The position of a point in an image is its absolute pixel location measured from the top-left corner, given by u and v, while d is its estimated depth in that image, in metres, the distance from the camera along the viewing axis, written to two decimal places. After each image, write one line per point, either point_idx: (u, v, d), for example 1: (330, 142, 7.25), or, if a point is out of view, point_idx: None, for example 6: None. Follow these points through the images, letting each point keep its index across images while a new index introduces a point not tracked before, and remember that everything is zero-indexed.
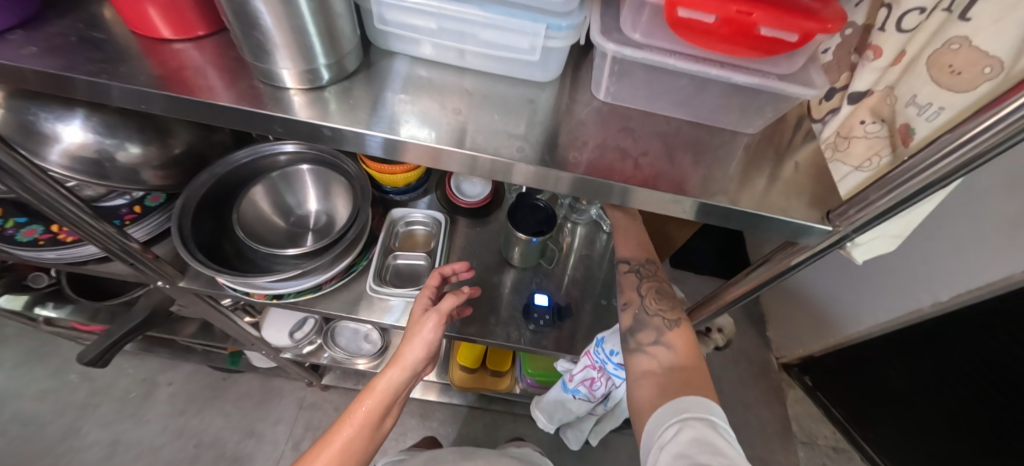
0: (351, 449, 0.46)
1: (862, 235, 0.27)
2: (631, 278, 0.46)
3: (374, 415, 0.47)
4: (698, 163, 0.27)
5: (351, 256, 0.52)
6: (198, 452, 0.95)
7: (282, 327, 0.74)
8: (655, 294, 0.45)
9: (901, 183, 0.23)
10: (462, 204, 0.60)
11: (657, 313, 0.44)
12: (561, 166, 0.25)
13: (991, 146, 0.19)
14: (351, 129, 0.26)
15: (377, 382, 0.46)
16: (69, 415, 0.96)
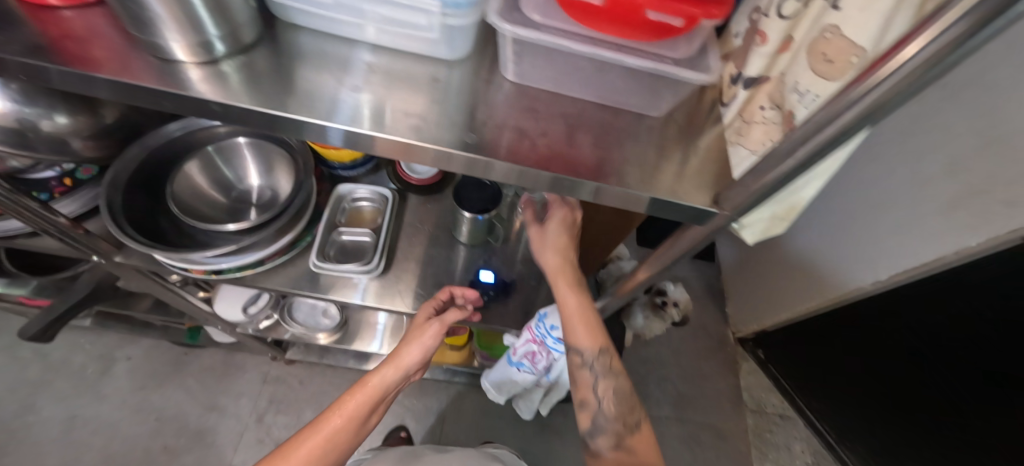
0: (336, 438, 0.47)
1: (746, 216, 0.28)
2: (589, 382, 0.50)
3: (364, 408, 0.49)
4: (599, 145, 0.28)
5: (294, 231, 0.51)
6: (160, 425, 0.95)
7: (235, 302, 0.72)
8: (613, 396, 0.49)
9: (772, 170, 0.24)
10: (413, 181, 0.60)
11: (619, 419, 0.49)
12: (457, 147, 0.26)
13: (838, 135, 0.20)
14: (315, 122, 0.25)
15: (372, 377, 0.50)
16: (23, 391, 0.95)
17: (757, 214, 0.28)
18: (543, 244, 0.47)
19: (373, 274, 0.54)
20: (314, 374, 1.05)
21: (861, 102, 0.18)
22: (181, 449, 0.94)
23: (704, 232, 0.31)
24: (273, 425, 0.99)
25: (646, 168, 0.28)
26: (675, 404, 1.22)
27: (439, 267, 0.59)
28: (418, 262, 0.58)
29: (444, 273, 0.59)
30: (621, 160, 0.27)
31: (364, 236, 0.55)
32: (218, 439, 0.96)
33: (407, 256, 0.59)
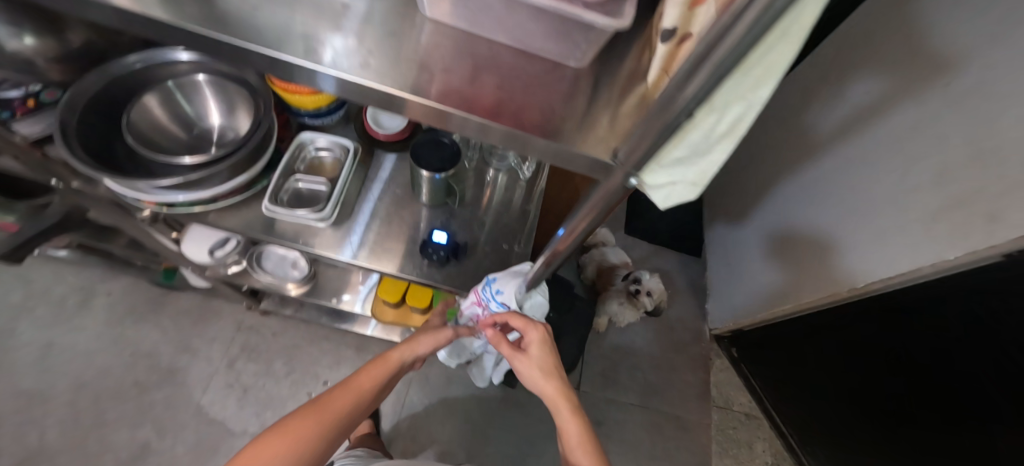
0: (360, 399, 0.55)
1: (645, 170, 0.27)
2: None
3: (384, 379, 0.58)
4: (501, 85, 0.28)
5: (249, 173, 0.52)
6: (133, 361, 0.98)
7: (202, 244, 0.73)
8: None
9: (655, 123, 0.22)
10: (380, 136, 0.60)
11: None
12: (352, 74, 0.25)
13: (707, 84, 0.18)
14: (307, 66, 0.25)
15: (395, 354, 0.60)
16: (6, 314, 0.99)
17: (659, 173, 0.27)
18: (530, 379, 0.52)
19: (326, 222, 0.55)
20: (288, 327, 1.07)
21: (720, 41, 0.16)
22: (152, 384, 0.97)
23: (608, 188, 0.30)
24: (243, 372, 1.02)
25: (549, 113, 0.28)
26: (641, 393, 1.23)
27: (406, 224, 0.60)
28: (372, 217, 0.59)
29: (407, 233, 0.60)
30: (522, 102, 0.27)
31: (321, 185, 0.55)
32: (189, 379, 0.99)
33: (366, 212, 0.59)
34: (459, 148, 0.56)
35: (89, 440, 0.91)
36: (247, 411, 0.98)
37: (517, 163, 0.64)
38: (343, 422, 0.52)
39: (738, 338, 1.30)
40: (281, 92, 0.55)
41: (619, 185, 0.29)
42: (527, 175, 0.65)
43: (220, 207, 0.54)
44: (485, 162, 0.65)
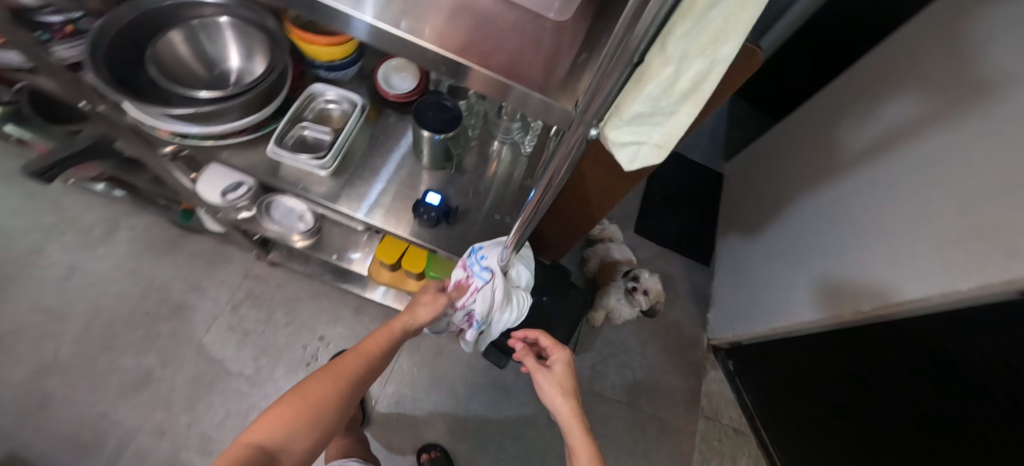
0: (366, 370, 0.52)
1: (606, 124, 0.27)
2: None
3: (387, 351, 0.55)
4: (476, 27, 0.29)
5: (259, 115, 0.55)
6: (146, 292, 1.04)
7: (215, 185, 0.75)
8: None
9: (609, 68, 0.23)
10: (391, 96, 0.61)
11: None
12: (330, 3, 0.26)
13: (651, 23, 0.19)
14: (343, 12, 0.26)
15: (398, 321, 0.57)
16: (39, 234, 1.06)
17: (621, 131, 0.27)
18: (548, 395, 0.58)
19: (328, 171, 0.56)
20: (292, 280, 1.11)
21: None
22: (161, 317, 1.03)
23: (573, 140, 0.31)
24: (245, 316, 1.06)
25: (517, 59, 0.29)
26: (629, 391, 1.23)
27: (407, 186, 0.63)
28: (374, 173, 0.62)
29: (406, 194, 0.62)
30: (494, 44, 0.29)
31: (326, 135, 0.57)
32: (195, 316, 1.04)
33: (370, 169, 0.62)
34: (460, 113, 0.57)
35: (100, 360, 0.97)
36: (245, 353, 1.03)
37: (520, 136, 0.64)
38: (351, 393, 0.49)
39: (735, 350, 1.27)
40: (299, 41, 0.55)
41: (582, 137, 0.30)
42: (529, 149, 0.65)
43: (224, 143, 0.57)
44: (490, 132, 0.66)
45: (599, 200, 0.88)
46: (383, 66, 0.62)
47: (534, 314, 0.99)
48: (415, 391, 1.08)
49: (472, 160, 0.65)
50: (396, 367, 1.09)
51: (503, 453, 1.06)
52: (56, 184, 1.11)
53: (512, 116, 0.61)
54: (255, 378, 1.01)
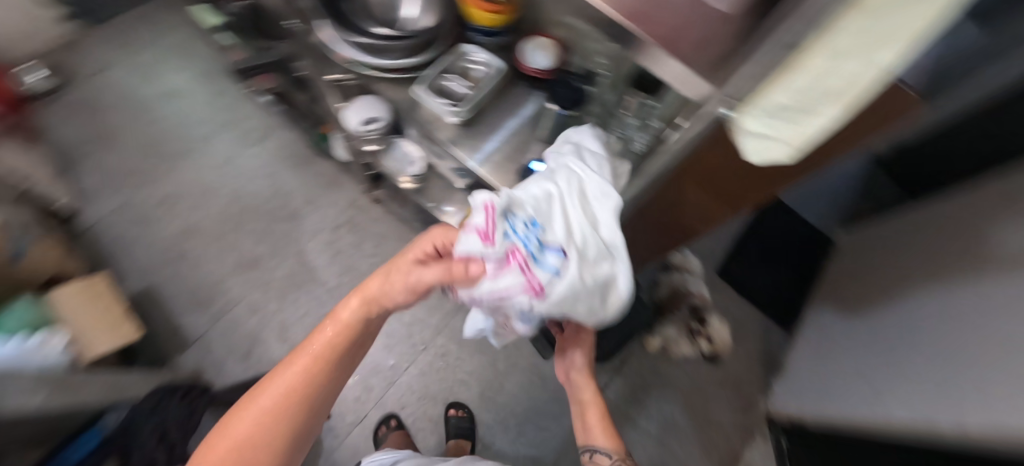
0: (301, 380, 0.47)
1: (744, 105, 0.34)
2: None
3: (331, 351, 0.48)
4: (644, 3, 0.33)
5: (420, 59, 0.64)
6: (275, 193, 1.23)
7: (357, 115, 0.87)
8: None
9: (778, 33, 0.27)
10: (526, 70, 0.66)
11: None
12: None
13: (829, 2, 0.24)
14: None
15: (343, 314, 0.50)
16: (215, 125, 1.29)
17: (758, 121, 0.34)
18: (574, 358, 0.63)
19: (458, 119, 0.63)
20: (386, 218, 1.24)
21: None
22: (280, 217, 1.21)
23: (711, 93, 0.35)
24: (342, 237, 1.21)
25: (669, 34, 0.32)
26: (662, 428, 1.18)
27: (519, 152, 0.67)
28: (494, 133, 0.68)
29: (515, 158, 0.67)
30: (652, 16, 0.32)
31: (463, 89, 0.64)
32: (305, 224, 1.21)
33: (490, 126, 0.68)
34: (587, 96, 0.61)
35: (229, 236, 1.18)
36: (333, 268, 1.17)
37: (635, 134, 0.62)
38: (299, 407, 0.46)
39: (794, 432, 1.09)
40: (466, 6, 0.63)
41: (716, 112, 0.37)
42: (638, 149, 0.63)
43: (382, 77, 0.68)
44: (608, 123, 0.65)
45: (699, 222, 0.85)
46: (528, 40, 0.67)
47: None
48: (460, 350, 1.14)
49: None
50: (450, 324, 1.16)
51: (522, 437, 1.08)
52: (237, 89, 1.35)
53: (633, 110, 0.59)
54: (334, 291, 1.15)
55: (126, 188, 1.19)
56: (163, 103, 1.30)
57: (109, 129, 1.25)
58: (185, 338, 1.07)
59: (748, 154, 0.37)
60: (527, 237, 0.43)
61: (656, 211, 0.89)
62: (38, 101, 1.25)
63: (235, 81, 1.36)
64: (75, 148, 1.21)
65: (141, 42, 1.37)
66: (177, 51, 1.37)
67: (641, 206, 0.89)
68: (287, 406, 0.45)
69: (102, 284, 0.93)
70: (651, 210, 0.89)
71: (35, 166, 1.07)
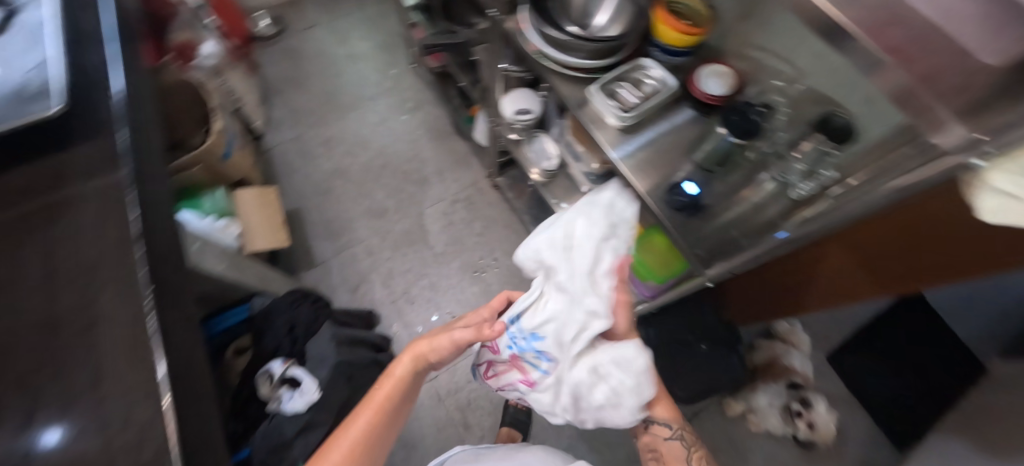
0: (373, 414, 0.56)
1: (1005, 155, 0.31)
2: (677, 449, 0.61)
3: (390, 401, 0.57)
4: None
5: (597, 63, 0.68)
6: (412, 159, 1.38)
7: (513, 105, 0.96)
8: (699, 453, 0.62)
9: None
10: (695, 93, 0.67)
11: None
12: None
13: None
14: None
15: (398, 369, 0.60)
16: (381, 89, 1.48)
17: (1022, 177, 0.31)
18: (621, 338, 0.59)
19: (619, 124, 0.66)
20: (501, 205, 1.31)
21: None
22: (411, 179, 1.35)
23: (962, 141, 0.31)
24: (458, 211, 1.31)
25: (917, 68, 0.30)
26: None
27: (670, 167, 0.67)
28: (647, 144, 0.68)
29: (666, 172, 0.66)
30: None
31: (633, 98, 0.67)
32: (429, 191, 1.33)
33: (648, 134, 0.69)
34: (759, 129, 0.60)
35: (367, 185, 1.34)
36: (442, 236, 1.27)
37: (796, 181, 0.62)
38: (376, 440, 0.55)
39: None
40: (657, 21, 0.66)
41: (955, 164, 0.34)
42: (798, 195, 0.61)
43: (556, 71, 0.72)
44: (765, 166, 0.67)
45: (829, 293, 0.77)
46: (705, 66, 0.68)
47: (686, 358, 0.93)
48: None
49: (737, 177, 0.67)
50: None
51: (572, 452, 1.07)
52: (405, 63, 1.53)
53: (801, 154, 0.61)
54: (439, 257, 1.25)
55: (302, 125, 1.42)
56: (347, 62, 1.52)
57: (303, 75, 1.49)
58: (313, 259, 1.23)
59: (987, 214, 0.35)
60: (524, 346, 0.59)
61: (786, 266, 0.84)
62: (260, 41, 1.54)
63: (406, 56, 1.54)
64: (276, 84, 1.47)
65: (344, 11, 1.62)
66: (368, 23, 1.60)
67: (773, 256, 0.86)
68: (367, 436, 0.54)
69: (272, 194, 1.11)
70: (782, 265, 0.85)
71: (249, 91, 1.32)
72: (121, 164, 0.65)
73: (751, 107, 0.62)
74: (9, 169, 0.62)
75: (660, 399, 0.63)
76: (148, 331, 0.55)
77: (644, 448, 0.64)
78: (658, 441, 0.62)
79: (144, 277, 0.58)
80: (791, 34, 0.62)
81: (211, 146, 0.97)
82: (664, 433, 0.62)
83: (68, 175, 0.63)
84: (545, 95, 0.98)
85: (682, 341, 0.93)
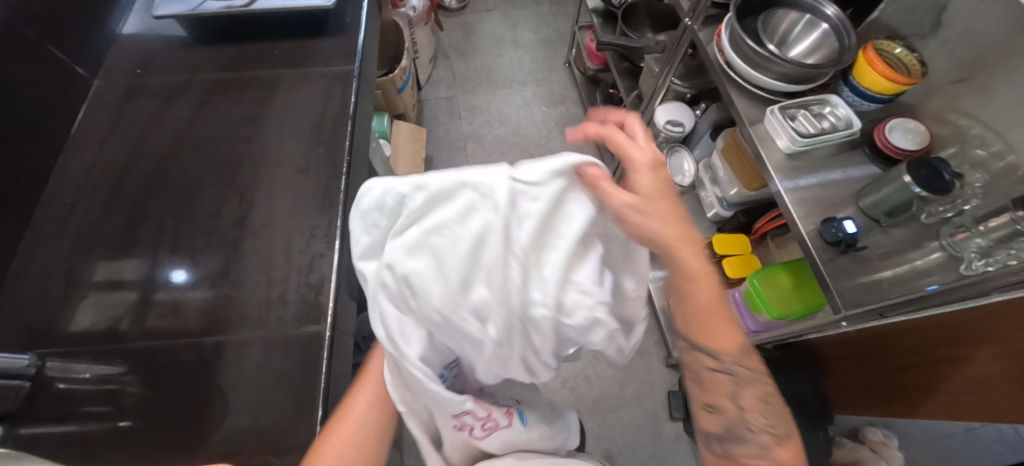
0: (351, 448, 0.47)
1: None
2: (727, 383, 0.41)
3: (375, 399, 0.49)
4: None
5: (782, 85, 0.70)
6: (540, 145, 1.47)
7: (666, 115, 1.00)
8: (761, 407, 0.42)
9: None
10: (879, 141, 0.66)
11: (763, 429, 0.41)
12: None
13: None
14: None
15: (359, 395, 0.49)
16: (532, 78, 1.60)
17: None
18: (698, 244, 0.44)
19: (789, 146, 0.67)
20: None
21: None
22: None
23: None
24: None
25: None
26: None
27: (830, 206, 0.66)
28: (810, 175, 0.68)
29: (828, 209, 0.66)
30: None
31: (810, 127, 0.67)
32: None
33: (817, 168, 0.68)
34: (949, 189, 0.57)
35: (494, 154, 1.45)
36: None
37: (971, 256, 0.57)
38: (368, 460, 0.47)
39: None
40: (859, 62, 0.66)
41: None
42: (970, 270, 0.55)
43: (735, 83, 0.75)
44: (936, 232, 0.62)
45: (962, 395, 0.71)
46: (899, 119, 0.67)
47: None
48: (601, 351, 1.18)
49: (903, 233, 0.63)
50: None
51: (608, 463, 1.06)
52: (560, 61, 1.65)
53: (987, 229, 0.55)
54: None
55: (454, 88, 1.58)
56: (510, 47, 1.67)
57: (470, 47, 1.66)
58: None
59: None
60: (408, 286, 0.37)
61: (916, 343, 0.79)
62: (445, 12, 1.74)
63: (563, 56, 1.66)
64: (444, 48, 1.66)
65: (522, 4, 1.79)
66: (539, 19, 1.75)
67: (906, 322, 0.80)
68: (371, 425, 0.48)
69: (422, 134, 1.25)
70: (910, 340, 0.80)
71: (427, 47, 1.50)
72: (353, 60, 0.79)
73: (945, 167, 0.59)
74: (277, 44, 0.80)
75: (716, 310, 0.40)
76: (339, 187, 0.67)
77: (683, 377, 0.44)
78: (698, 368, 0.42)
79: (346, 147, 0.70)
80: (1015, 108, 0.58)
81: (394, 77, 1.12)
82: (710, 365, 0.41)
83: (315, 59, 0.79)
84: (700, 115, 1.02)
85: None
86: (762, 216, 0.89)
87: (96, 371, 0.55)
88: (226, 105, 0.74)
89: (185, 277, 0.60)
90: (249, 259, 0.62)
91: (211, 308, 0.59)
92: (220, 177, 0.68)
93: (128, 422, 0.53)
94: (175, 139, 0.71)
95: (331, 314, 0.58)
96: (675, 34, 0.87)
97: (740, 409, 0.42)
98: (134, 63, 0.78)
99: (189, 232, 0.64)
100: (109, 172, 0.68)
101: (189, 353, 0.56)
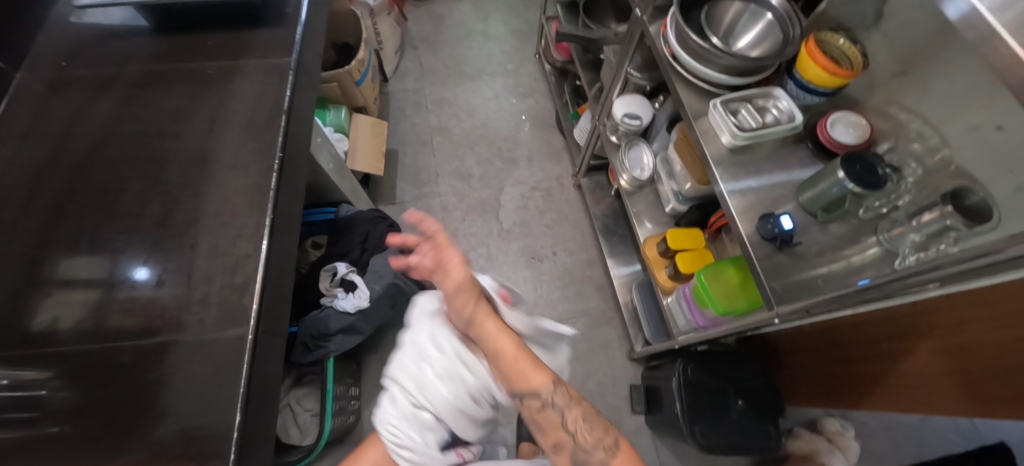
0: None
1: None
2: (557, 415, 0.58)
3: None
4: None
5: (726, 76, 0.69)
6: (508, 138, 1.45)
7: (624, 108, 0.98)
8: (587, 427, 0.57)
9: None
10: (820, 135, 0.65)
11: (595, 447, 0.56)
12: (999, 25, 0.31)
13: None
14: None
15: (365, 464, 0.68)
16: (502, 70, 1.58)
17: None
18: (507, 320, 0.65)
19: (731, 140, 0.66)
20: (578, 204, 1.35)
21: None
22: (501, 156, 1.42)
23: None
24: (534, 197, 1.36)
25: None
26: None
27: (771, 202, 0.65)
28: (752, 169, 0.67)
29: (767, 204, 0.65)
30: None
31: (751, 121, 0.66)
32: (514, 171, 1.40)
33: (760, 162, 0.67)
34: (882, 185, 0.57)
35: (462, 148, 1.43)
36: (512, 215, 1.33)
37: (905, 251, 0.56)
38: None
39: None
40: (801, 55, 0.64)
41: None
42: (903, 265, 0.54)
43: (682, 77, 0.73)
44: (874, 227, 0.61)
45: (903, 391, 0.71)
46: (841, 112, 0.66)
47: (721, 403, 0.89)
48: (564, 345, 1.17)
49: (839, 229, 0.63)
50: (571, 321, 1.20)
51: None
52: (530, 53, 1.62)
53: (920, 224, 0.55)
54: (504, 232, 1.30)
55: (422, 79, 1.54)
56: (480, 39, 1.64)
57: (439, 38, 1.63)
58: (394, 197, 1.34)
59: None
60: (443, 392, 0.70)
61: (862, 337, 0.79)
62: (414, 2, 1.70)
63: (534, 48, 1.63)
64: (412, 40, 1.62)
65: None
66: (509, 9, 1.72)
67: (853, 319, 0.80)
68: None
69: (383, 128, 1.23)
70: (856, 333, 0.81)
71: (392, 37, 1.46)
72: (291, 52, 0.76)
73: (879, 161, 0.58)
74: (213, 35, 0.77)
75: (531, 368, 0.59)
76: (270, 184, 0.65)
77: (529, 426, 0.61)
78: (539, 414, 0.59)
79: (279, 142, 0.68)
80: (951, 101, 0.59)
81: (350, 69, 1.09)
82: (540, 405, 0.58)
83: (251, 51, 0.76)
84: (659, 107, 1.00)
85: (718, 389, 0.89)
86: (715, 211, 0.88)
87: (15, 376, 0.53)
88: (154, 97, 0.71)
89: (149, 275, 0.59)
90: (171, 258, 0.60)
91: (128, 310, 0.57)
92: (145, 174, 0.65)
93: (58, 426, 0.51)
94: (99, 133, 0.68)
95: (255, 315, 0.57)
96: (627, 25, 0.86)
97: (570, 434, 0.58)
98: (62, 52, 0.75)
99: (110, 231, 0.61)
100: (28, 167, 0.65)
101: (110, 356, 0.54)
